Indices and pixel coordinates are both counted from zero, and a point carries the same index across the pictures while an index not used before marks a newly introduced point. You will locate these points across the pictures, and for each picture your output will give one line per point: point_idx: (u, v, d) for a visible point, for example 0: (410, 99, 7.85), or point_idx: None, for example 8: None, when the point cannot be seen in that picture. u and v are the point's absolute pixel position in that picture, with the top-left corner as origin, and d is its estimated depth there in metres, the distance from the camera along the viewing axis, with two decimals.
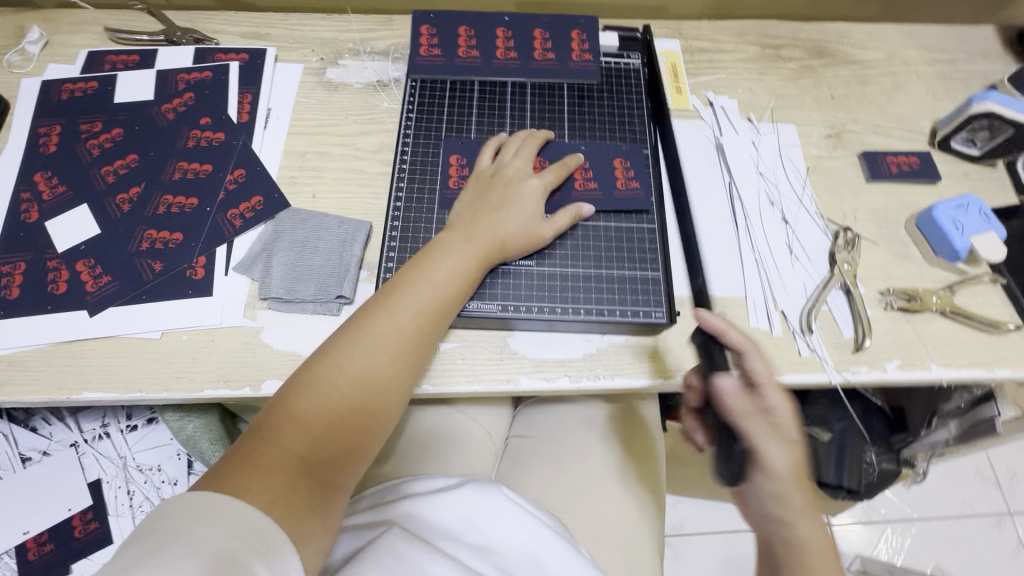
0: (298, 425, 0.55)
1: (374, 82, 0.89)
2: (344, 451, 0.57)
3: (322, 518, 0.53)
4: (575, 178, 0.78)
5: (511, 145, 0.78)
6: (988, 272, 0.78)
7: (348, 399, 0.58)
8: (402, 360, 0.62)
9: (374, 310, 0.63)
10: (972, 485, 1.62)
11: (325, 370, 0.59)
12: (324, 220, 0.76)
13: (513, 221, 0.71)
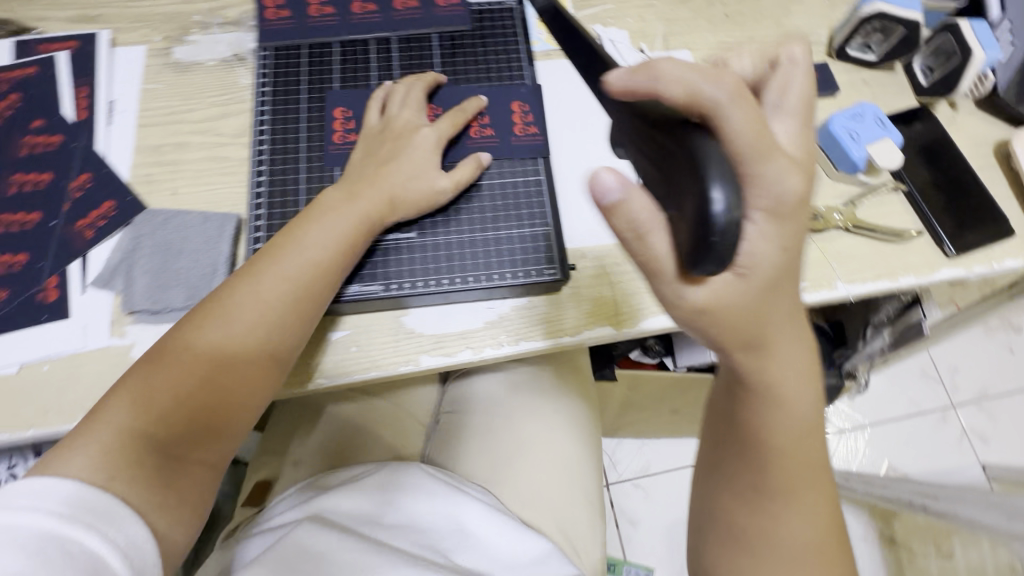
0: (147, 405, 0.54)
1: (229, 57, 0.80)
2: (200, 430, 0.56)
3: (175, 495, 0.53)
4: (471, 127, 0.74)
5: (398, 94, 0.73)
6: (890, 181, 0.77)
7: (204, 379, 0.57)
8: (267, 343, 0.59)
9: (244, 280, 0.61)
10: (918, 384, 1.68)
11: (184, 347, 0.57)
12: (186, 217, 0.70)
13: (406, 178, 0.67)
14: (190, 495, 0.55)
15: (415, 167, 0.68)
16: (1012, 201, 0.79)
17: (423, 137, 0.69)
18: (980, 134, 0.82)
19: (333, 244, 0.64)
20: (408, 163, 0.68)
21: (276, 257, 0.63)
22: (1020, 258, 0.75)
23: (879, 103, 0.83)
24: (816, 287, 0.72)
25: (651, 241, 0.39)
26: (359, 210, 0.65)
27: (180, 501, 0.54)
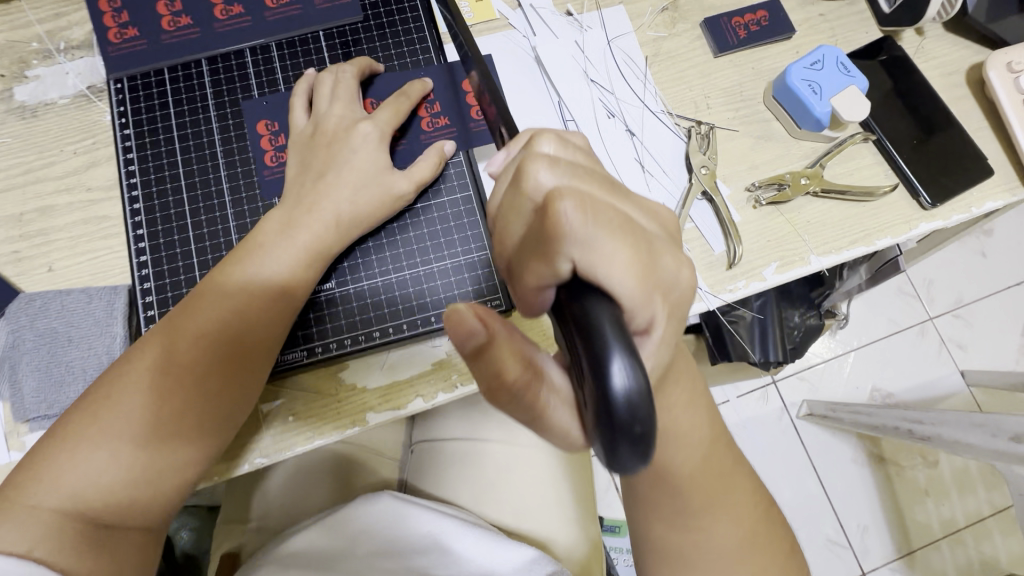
0: (77, 468, 0.46)
1: (85, 88, 0.66)
2: (142, 489, 0.48)
3: (118, 559, 0.46)
4: (420, 116, 0.64)
5: (327, 84, 0.61)
6: (858, 132, 0.70)
7: (140, 436, 0.48)
8: (210, 386, 0.50)
9: (184, 311, 0.52)
10: (894, 302, 1.46)
11: (112, 398, 0.48)
12: (66, 298, 0.59)
13: (357, 186, 0.57)
14: (140, 554, 0.48)
15: (364, 172, 0.58)
16: (987, 133, 0.72)
17: (367, 133, 0.58)
18: (950, 61, 0.74)
19: (271, 267, 0.54)
20: (353, 171, 0.57)
21: (208, 286, 0.53)
22: (999, 200, 0.69)
23: (839, 41, 0.74)
24: (788, 265, 0.66)
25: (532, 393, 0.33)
26: (277, 258, 0.54)
27: (126, 565, 0.47)
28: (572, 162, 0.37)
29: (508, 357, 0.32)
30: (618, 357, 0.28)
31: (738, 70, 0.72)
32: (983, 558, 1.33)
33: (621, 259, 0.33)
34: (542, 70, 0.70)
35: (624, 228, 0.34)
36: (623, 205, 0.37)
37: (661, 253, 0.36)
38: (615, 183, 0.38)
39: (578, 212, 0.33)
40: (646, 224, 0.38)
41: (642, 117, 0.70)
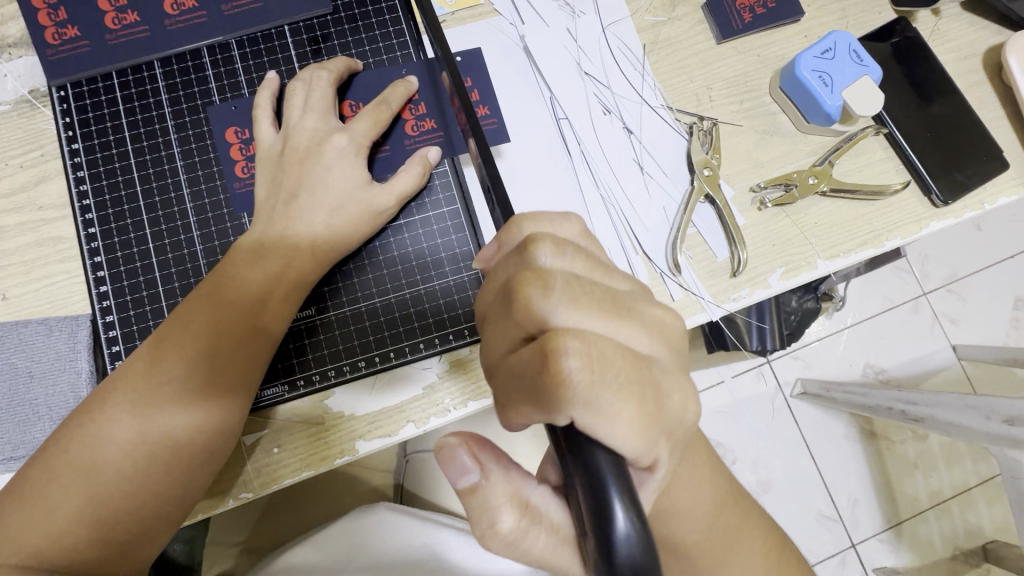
0: (38, 527, 0.44)
1: (27, 93, 0.58)
2: (110, 544, 0.45)
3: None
4: (403, 119, 0.58)
5: (299, 93, 0.55)
6: (870, 125, 0.65)
7: (102, 490, 0.45)
8: (175, 435, 0.47)
9: (173, 335, 0.49)
10: (890, 278, 1.42)
11: (72, 452, 0.46)
12: (23, 331, 0.54)
13: (334, 206, 0.53)
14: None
15: (341, 190, 0.53)
16: (1003, 122, 0.68)
17: (342, 146, 0.54)
18: (967, 43, 0.69)
19: (235, 299, 0.50)
20: (330, 190, 0.53)
21: (171, 326, 0.49)
22: (1012, 195, 0.66)
23: (849, 23, 0.69)
24: (794, 270, 0.63)
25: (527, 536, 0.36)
26: (251, 288, 0.50)
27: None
28: (572, 283, 0.33)
29: (505, 508, 0.35)
30: (619, 510, 0.29)
31: (742, 58, 0.67)
32: (966, 525, 1.34)
33: (624, 412, 0.31)
34: (532, 62, 0.65)
35: (626, 371, 0.32)
36: (624, 329, 0.34)
37: (665, 383, 0.34)
38: (620, 298, 0.35)
39: (580, 362, 0.31)
40: (648, 348, 0.35)
41: (639, 113, 0.65)
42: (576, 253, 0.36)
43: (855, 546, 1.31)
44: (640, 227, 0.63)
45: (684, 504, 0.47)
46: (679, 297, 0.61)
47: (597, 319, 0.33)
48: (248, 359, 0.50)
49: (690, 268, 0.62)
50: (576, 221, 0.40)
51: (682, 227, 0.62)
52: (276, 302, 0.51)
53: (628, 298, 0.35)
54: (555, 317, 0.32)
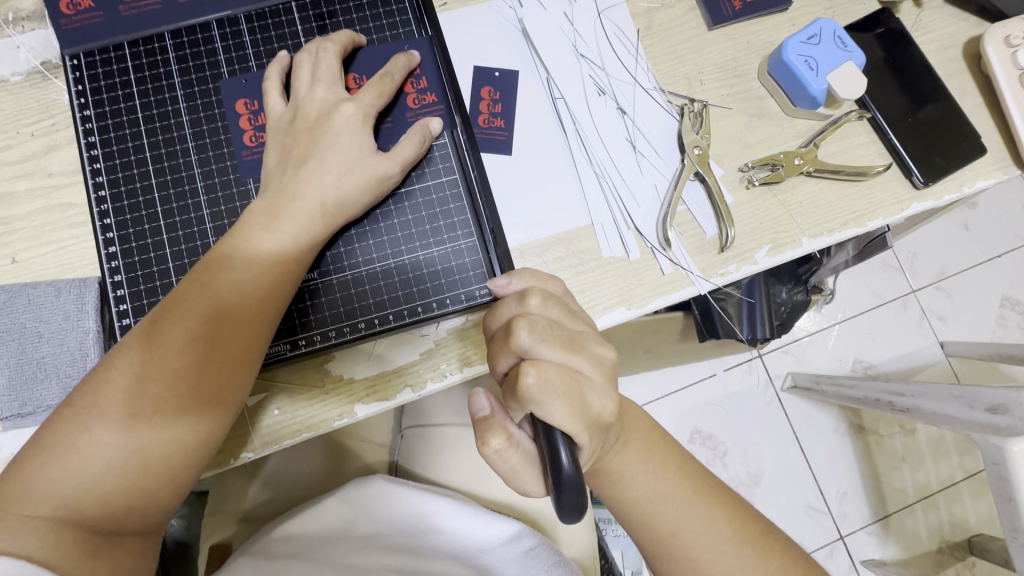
0: (71, 476, 0.45)
1: (40, 64, 0.61)
2: (139, 493, 0.47)
3: (116, 565, 0.46)
4: (405, 93, 0.61)
5: (306, 65, 0.57)
6: (854, 110, 0.68)
7: (132, 443, 0.47)
8: (199, 394, 0.48)
9: (187, 297, 0.50)
10: (879, 275, 1.45)
11: (98, 408, 0.47)
12: (32, 292, 0.56)
13: (342, 170, 0.54)
14: (138, 558, 0.48)
15: (349, 155, 0.55)
16: (982, 110, 0.71)
17: (350, 115, 0.55)
18: (947, 34, 0.72)
19: (254, 262, 0.51)
20: (338, 154, 0.54)
21: (191, 286, 0.50)
22: (989, 178, 0.69)
23: (835, 13, 0.72)
24: (779, 248, 0.65)
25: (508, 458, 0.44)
26: (265, 249, 0.52)
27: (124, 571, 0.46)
28: (546, 325, 0.44)
29: (496, 433, 0.43)
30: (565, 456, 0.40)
31: (732, 44, 0.69)
32: (953, 519, 1.36)
33: (563, 415, 0.41)
34: (529, 43, 0.67)
35: (570, 391, 0.42)
36: (575, 360, 0.43)
37: (594, 402, 0.44)
38: (570, 335, 0.45)
39: (539, 378, 0.41)
40: (590, 374, 0.44)
41: (632, 94, 0.68)
42: (555, 303, 0.46)
43: (843, 538, 1.33)
44: (633, 203, 0.65)
45: (616, 468, 0.53)
46: (669, 271, 0.64)
47: (558, 354, 0.43)
48: (268, 320, 0.51)
49: (680, 243, 0.64)
50: (560, 281, 0.51)
51: (672, 203, 0.64)
52: (288, 261, 0.53)
53: (584, 339, 0.45)
54: (530, 347, 0.43)
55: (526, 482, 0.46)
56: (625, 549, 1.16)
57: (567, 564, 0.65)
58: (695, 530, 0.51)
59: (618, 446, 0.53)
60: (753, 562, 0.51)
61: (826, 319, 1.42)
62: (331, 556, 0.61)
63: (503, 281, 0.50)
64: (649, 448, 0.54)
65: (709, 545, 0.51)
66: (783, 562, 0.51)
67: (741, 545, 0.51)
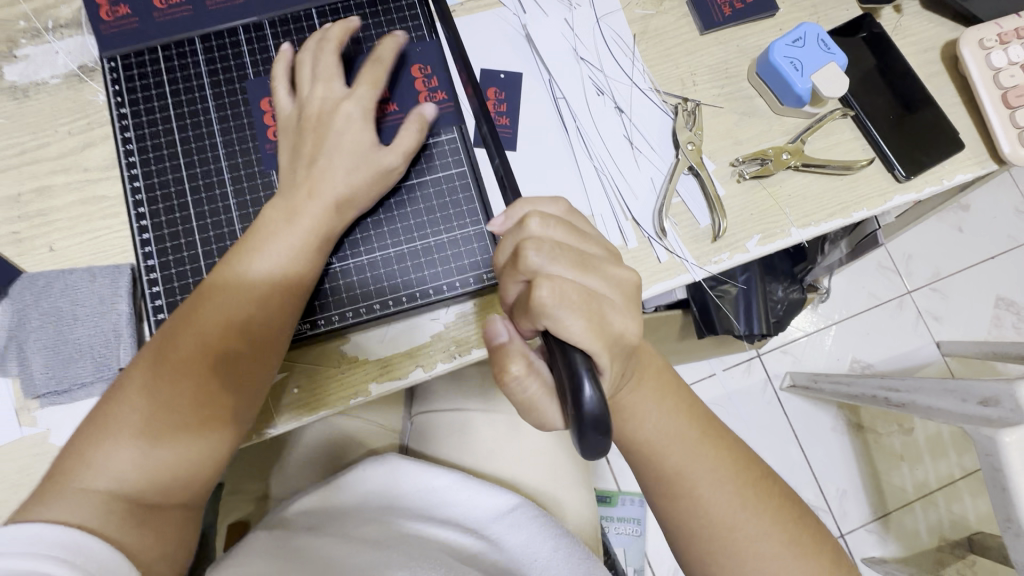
0: (120, 454, 0.48)
1: (77, 67, 0.66)
2: (183, 469, 0.50)
3: (162, 536, 0.49)
4: (410, 86, 0.66)
5: (308, 63, 0.61)
6: (837, 108, 0.72)
7: (177, 422, 0.50)
8: (237, 376, 0.53)
9: (218, 288, 0.54)
10: (875, 276, 1.48)
11: (143, 392, 0.50)
12: (69, 278, 0.60)
13: (349, 165, 0.58)
14: (181, 531, 0.51)
15: (355, 148, 0.59)
16: (960, 109, 0.75)
17: (351, 111, 0.59)
18: (926, 38, 0.77)
19: (282, 253, 0.55)
20: (343, 149, 0.58)
21: (226, 279, 0.54)
22: (968, 172, 0.73)
23: (820, 19, 0.77)
24: (770, 237, 0.69)
25: (527, 386, 0.46)
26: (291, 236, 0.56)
27: (170, 541, 0.49)
28: (553, 246, 0.46)
29: (515, 359, 0.46)
30: (588, 387, 0.40)
31: (722, 47, 0.74)
32: (952, 516, 1.38)
33: (581, 332, 0.43)
34: (531, 46, 0.71)
35: (584, 303, 0.44)
36: (587, 278, 0.46)
37: (613, 318, 0.45)
38: (582, 257, 0.47)
39: (553, 291, 0.43)
40: (604, 291, 0.46)
41: (629, 94, 0.72)
42: (561, 223, 0.48)
43: (844, 536, 1.35)
44: (631, 195, 0.69)
45: (629, 405, 0.55)
46: (664, 259, 0.67)
47: (568, 271, 0.45)
48: (298, 309, 0.56)
49: (675, 233, 0.68)
50: (564, 202, 0.52)
51: (667, 195, 0.68)
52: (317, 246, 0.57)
53: (596, 261, 0.47)
54: (541, 267, 0.45)
55: (546, 416, 0.47)
56: (628, 546, 1.17)
57: (569, 535, 0.69)
58: (701, 468, 0.55)
59: (633, 384, 0.55)
60: (753, 503, 0.54)
61: (823, 319, 1.45)
62: (344, 528, 0.65)
63: (502, 221, 0.52)
64: (664, 391, 0.57)
65: (711, 484, 0.54)
66: (779, 504, 0.55)
67: (742, 486, 0.55)
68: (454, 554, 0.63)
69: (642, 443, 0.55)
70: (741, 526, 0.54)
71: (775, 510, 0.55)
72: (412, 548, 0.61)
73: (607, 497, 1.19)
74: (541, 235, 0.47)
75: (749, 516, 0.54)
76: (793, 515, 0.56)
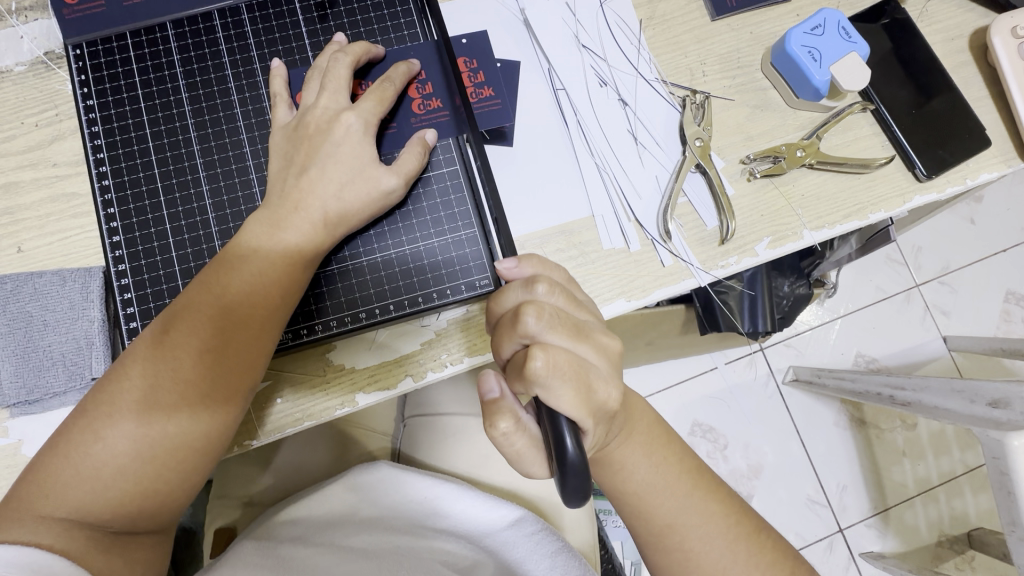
0: (86, 478, 0.46)
1: (43, 54, 0.62)
2: (153, 495, 0.48)
3: (130, 560, 0.47)
4: (409, 98, 0.61)
5: (318, 78, 0.57)
6: (857, 101, 0.68)
7: (144, 450, 0.47)
8: (210, 401, 0.49)
9: (195, 305, 0.50)
10: (883, 270, 1.43)
11: (113, 416, 0.47)
12: (38, 282, 0.57)
13: (343, 182, 0.54)
14: (150, 555, 0.49)
15: (350, 166, 0.54)
16: (987, 103, 0.70)
17: (352, 124, 0.55)
18: (954, 25, 0.72)
19: (260, 268, 0.51)
20: (339, 165, 0.54)
21: (200, 293, 0.50)
22: (994, 171, 0.68)
23: (841, 3, 0.71)
24: (781, 240, 0.65)
25: (514, 438, 0.45)
26: (269, 248, 0.52)
27: (138, 565, 0.47)
28: (552, 313, 0.44)
29: (504, 416, 0.44)
30: (568, 439, 0.39)
31: (735, 35, 0.69)
32: (952, 513, 1.35)
33: (570, 404, 0.41)
34: (530, 34, 0.67)
35: (577, 376, 0.42)
36: (582, 348, 0.45)
37: (600, 390, 0.44)
38: (579, 325, 0.45)
39: (547, 362, 0.42)
40: (595, 361, 0.45)
41: (633, 86, 0.67)
42: (561, 290, 0.47)
43: (843, 531, 1.33)
44: (634, 195, 0.65)
45: (618, 459, 0.52)
46: (669, 263, 0.64)
47: (565, 342, 0.44)
48: (278, 327, 0.52)
49: (680, 235, 0.64)
50: (566, 269, 0.52)
51: (673, 195, 0.64)
52: (302, 255, 0.53)
53: (590, 328, 0.46)
54: (537, 334, 0.43)
55: (529, 463, 0.47)
56: (625, 540, 1.15)
57: (569, 549, 0.66)
58: (691, 522, 0.52)
59: (623, 437, 0.52)
60: (744, 556, 0.52)
61: (828, 313, 1.41)
62: (336, 538, 0.63)
63: (510, 264, 0.49)
64: (653, 443, 0.54)
65: (701, 537, 0.52)
66: (773, 559, 0.53)
67: (734, 541, 0.52)
68: (452, 566, 0.61)
69: (629, 497, 0.53)
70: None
71: (770, 553, 0.53)
72: (404, 559, 0.59)
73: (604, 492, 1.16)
74: (542, 301, 0.46)
75: (742, 571, 0.52)
76: (790, 570, 0.53)
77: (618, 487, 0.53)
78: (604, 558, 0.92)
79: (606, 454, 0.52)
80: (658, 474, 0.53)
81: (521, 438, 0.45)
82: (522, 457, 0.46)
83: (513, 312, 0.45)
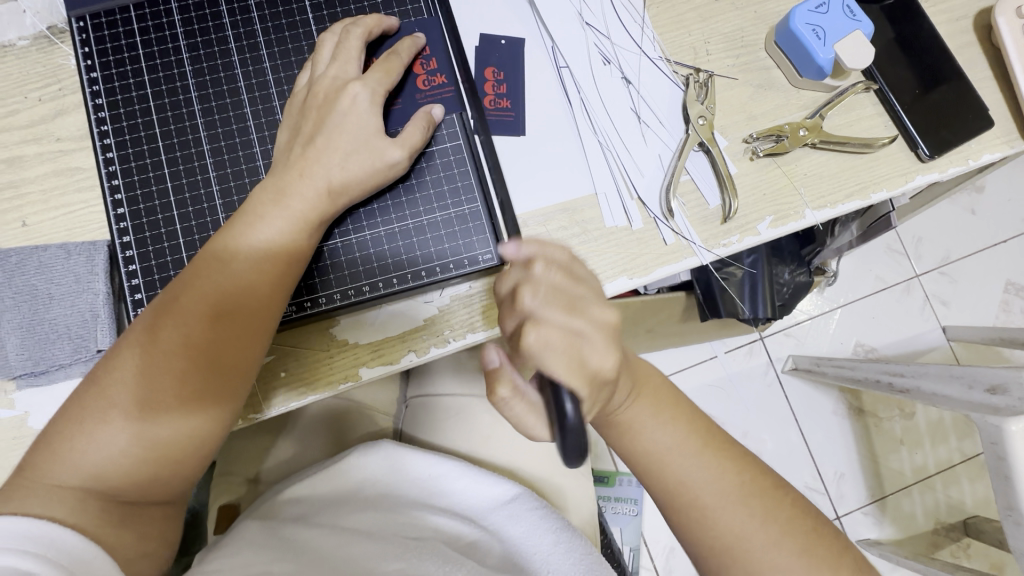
0: (97, 447, 0.46)
1: (46, 29, 0.62)
2: (165, 465, 0.48)
3: (142, 534, 0.47)
4: (415, 74, 0.61)
5: (330, 44, 0.57)
6: (860, 81, 0.68)
7: (154, 416, 0.48)
8: (218, 370, 0.49)
9: (198, 276, 0.50)
10: (884, 259, 1.43)
11: (121, 384, 0.48)
12: (43, 255, 0.57)
13: (340, 157, 0.54)
14: (161, 527, 0.50)
15: (355, 134, 0.54)
16: (990, 83, 0.70)
17: (359, 95, 0.55)
18: (958, 5, 0.71)
19: (267, 241, 0.52)
20: (344, 135, 0.54)
21: (207, 264, 0.51)
22: (996, 152, 0.68)
23: None
24: (782, 219, 0.65)
25: (513, 406, 0.47)
26: (272, 218, 0.52)
27: (149, 540, 0.48)
28: (547, 291, 0.46)
29: (504, 383, 0.46)
30: (569, 406, 0.39)
31: (739, 13, 0.69)
32: (948, 501, 1.36)
33: (565, 374, 0.42)
34: (534, 9, 0.67)
35: (572, 349, 0.43)
36: (578, 322, 0.45)
37: (594, 359, 0.44)
38: (575, 298, 0.46)
39: (538, 337, 0.43)
40: (591, 332, 0.45)
41: (636, 63, 0.67)
42: (558, 267, 0.48)
43: (840, 518, 1.34)
44: (636, 173, 0.65)
45: (627, 419, 0.54)
46: (671, 242, 0.64)
47: (560, 315, 0.45)
48: (285, 297, 0.53)
49: (682, 214, 0.65)
50: (569, 249, 0.51)
51: (675, 172, 0.64)
52: (306, 223, 0.53)
53: (587, 303, 0.47)
54: (533, 310, 0.44)
55: (531, 429, 0.48)
56: (624, 526, 1.16)
57: (570, 527, 0.66)
58: (703, 481, 0.53)
59: (630, 398, 0.54)
60: (755, 519, 0.52)
61: (828, 302, 1.41)
62: (338, 517, 0.63)
63: (512, 248, 0.50)
64: (661, 404, 0.56)
65: (714, 494, 0.52)
66: (790, 515, 0.53)
67: (748, 497, 0.52)
68: (448, 542, 0.61)
69: (639, 454, 0.55)
70: (746, 538, 0.51)
71: (786, 518, 0.52)
72: (402, 537, 0.59)
73: (606, 477, 1.17)
74: (540, 279, 0.47)
75: (757, 529, 0.52)
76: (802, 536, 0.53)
77: (626, 447, 0.55)
78: (604, 541, 0.92)
79: (618, 415, 0.54)
80: (662, 438, 0.54)
81: (526, 407, 0.47)
82: (521, 421, 0.48)
83: (512, 293, 0.47)
